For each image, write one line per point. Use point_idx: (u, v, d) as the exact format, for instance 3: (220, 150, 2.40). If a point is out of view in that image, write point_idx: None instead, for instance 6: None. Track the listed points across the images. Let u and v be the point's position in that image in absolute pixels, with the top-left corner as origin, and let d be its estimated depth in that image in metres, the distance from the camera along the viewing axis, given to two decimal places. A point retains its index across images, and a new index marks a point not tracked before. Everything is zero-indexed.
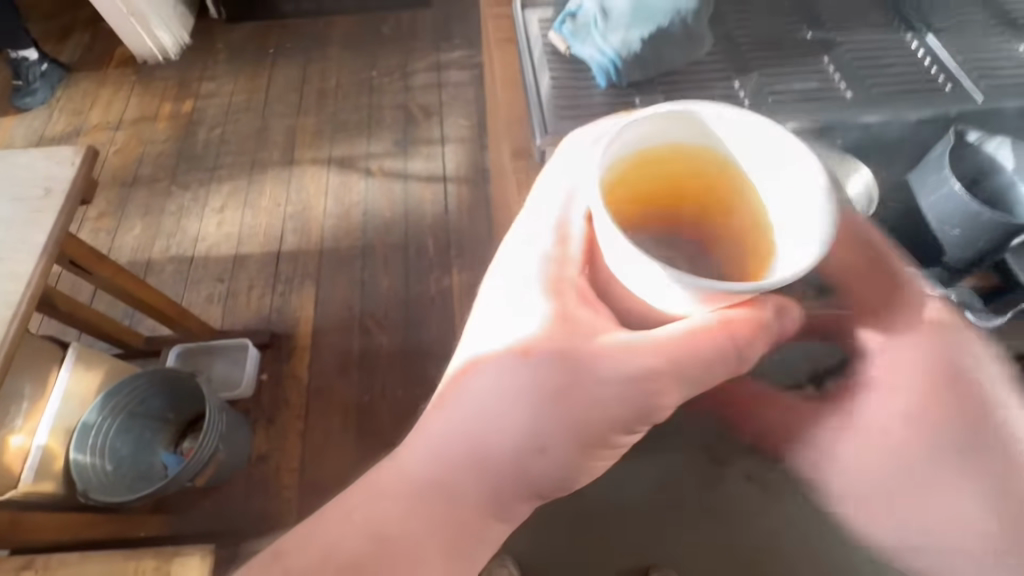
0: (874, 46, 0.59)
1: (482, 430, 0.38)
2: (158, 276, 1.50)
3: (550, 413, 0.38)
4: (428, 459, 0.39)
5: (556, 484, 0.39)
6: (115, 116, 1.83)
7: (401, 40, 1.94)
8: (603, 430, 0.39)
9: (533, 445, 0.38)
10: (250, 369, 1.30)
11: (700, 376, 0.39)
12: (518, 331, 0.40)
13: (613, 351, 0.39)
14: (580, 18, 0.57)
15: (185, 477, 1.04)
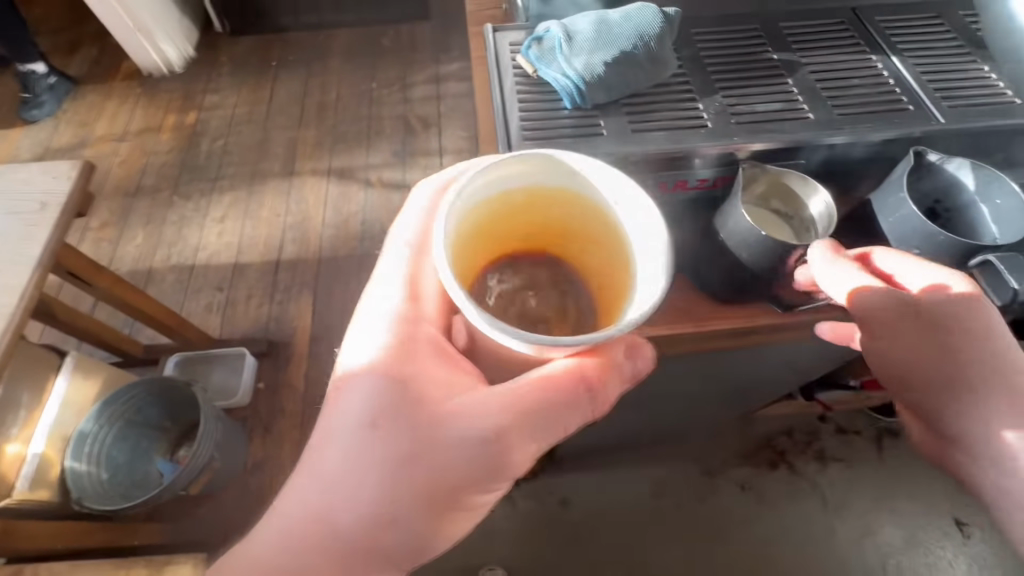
0: (838, 65, 0.55)
1: (342, 484, 0.41)
2: (158, 285, 1.52)
3: (405, 474, 0.41)
4: (287, 536, 0.40)
5: (415, 545, 0.41)
6: (120, 128, 1.86)
7: (402, 52, 1.97)
8: (458, 485, 0.42)
9: (387, 509, 0.41)
10: (247, 378, 1.31)
11: (546, 426, 0.43)
12: (372, 397, 0.42)
13: (463, 409, 0.42)
14: (546, 42, 0.55)
15: (179, 486, 1.04)
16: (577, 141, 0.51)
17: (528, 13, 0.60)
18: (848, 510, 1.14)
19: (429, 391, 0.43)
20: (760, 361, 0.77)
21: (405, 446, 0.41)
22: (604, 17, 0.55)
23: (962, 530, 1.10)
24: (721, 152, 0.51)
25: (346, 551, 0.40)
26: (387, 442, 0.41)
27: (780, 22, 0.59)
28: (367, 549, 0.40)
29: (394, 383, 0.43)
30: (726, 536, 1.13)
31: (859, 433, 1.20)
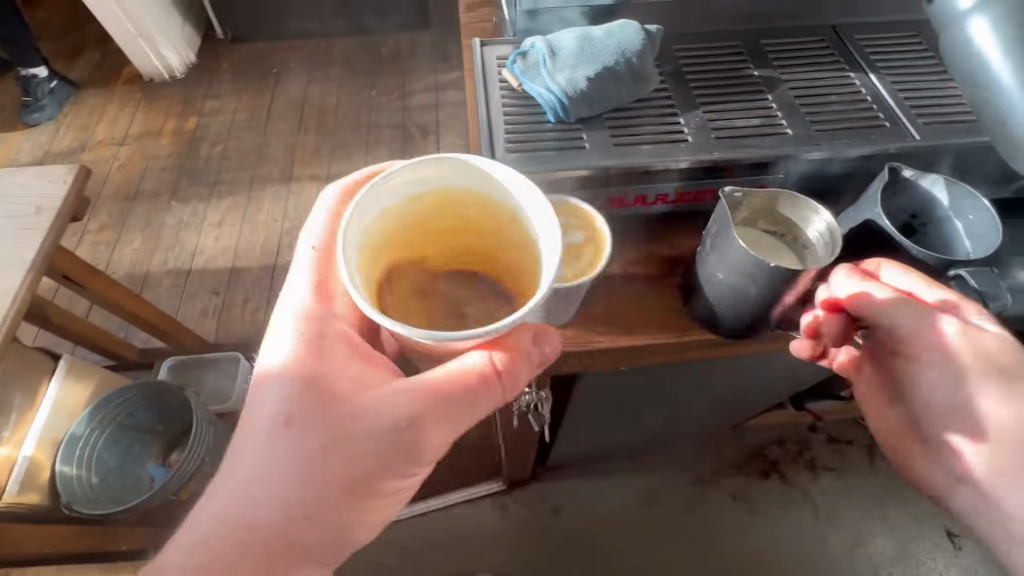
0: (817, 81, 0.56)
1: (258, 486, 0.42)
2: (154, 289, 1.53)
3: (318, 464, 0.42)
4: (210, 534, 0.42)
5: (337, 530, 0.43)
6: (120, 132, 1.88)
7: (402, 61, 1.99)
8: (372, 473, 0.43)
9: (304, 499, 0.42)
10: (242, 382, 1.30)
11: (458, 416, 0.44)
12: (282, 394, 0.43)
13: (372, 400, 0.43)
14: (531, 56, 0.56)
15: (171, 489, 1.04)
16: (560, 154, 0.52)
17: (515, 27, 0.61)
18: (840, 520, 1.14)
19: (339, 386, 0.43)
20: (748, 370, 0.77)
21: (315, 439, 0.42)
22: (588, 32, 0.56)
23: (953, 541, 1.10)
24: (702, 166, 0.52)
25: (268, 542, 0.42)
26: (297, 436, 0.42)
27: (762, 39, 0.60)
28: (285, 541, 0.42)
29: (301, 381, 0.43)
30: (717, 545, 1.13)
31: (851, 443, 1.20)
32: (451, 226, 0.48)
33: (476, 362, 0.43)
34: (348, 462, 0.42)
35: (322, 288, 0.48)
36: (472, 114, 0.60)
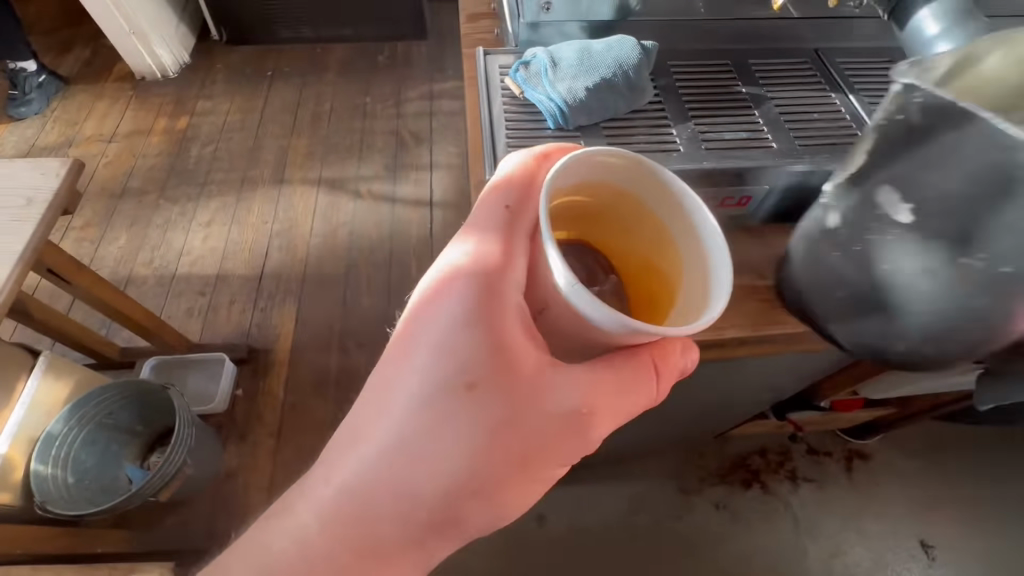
0: (801, 100, 0.59)
1: (414, 455, 0.38)
2: (139, 288, 1.50)
3: (487, 446, 0.39)
4: (351, 492, 0.38)
5: (490, 510, 0.40)
6: (109, 129, 1.86)
7: (397, 69, 2.01)
8: (537, 459, 0.40)
9: (462, 479, 0.38)
10: (226, 384, 1.29)
11: (625, 410, 0.42)
12: (459, 361, 0.39)
13: (552, 385, 0.40)
14: (533, 65, 0.58)
15: (149, 491, 1.02)
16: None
17: (518, 39, 0.63)
18: (819, 531, 1.16)
19: (520, 363, 0.39)
20: (733, 379, 0.79)
21: (489, 419, 0.39)
22: (588, 46, 0.58)
23: (927, 552, 1.13)
24: (692, 175, 0.54)
25: (415, 515, 0.38)
26: (470, 412, 0.39)
27: (749, 60, 0.62)
28: (433, 514, 0.39)
29: (477, 346, 0.39)
30: (700, 555, 1.14)
31: (830, 454, 1.23)
32: (616, 215, 0.43)
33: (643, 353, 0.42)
34: (517, 447, 0.39)
35: (495, 245, 0.42)
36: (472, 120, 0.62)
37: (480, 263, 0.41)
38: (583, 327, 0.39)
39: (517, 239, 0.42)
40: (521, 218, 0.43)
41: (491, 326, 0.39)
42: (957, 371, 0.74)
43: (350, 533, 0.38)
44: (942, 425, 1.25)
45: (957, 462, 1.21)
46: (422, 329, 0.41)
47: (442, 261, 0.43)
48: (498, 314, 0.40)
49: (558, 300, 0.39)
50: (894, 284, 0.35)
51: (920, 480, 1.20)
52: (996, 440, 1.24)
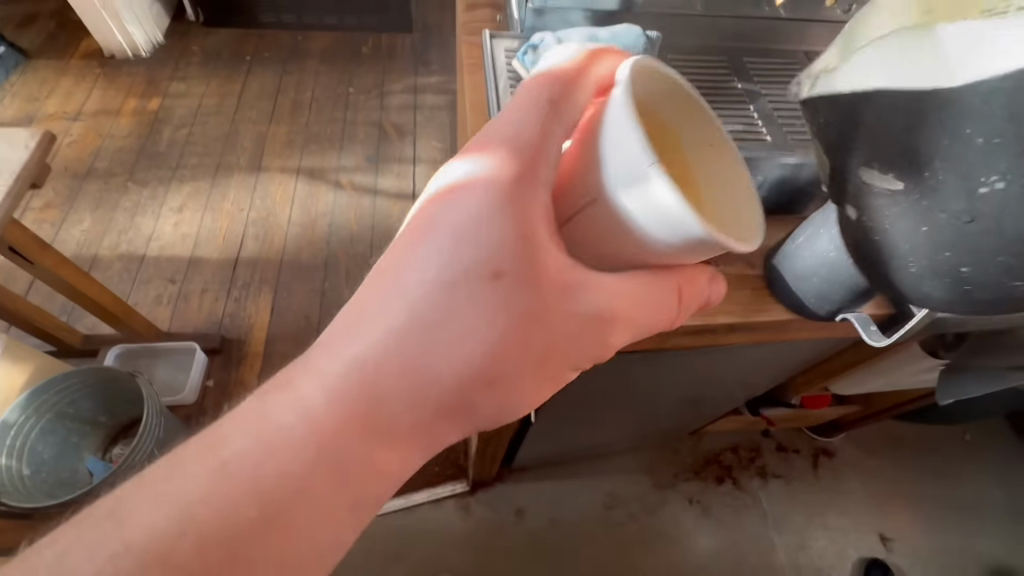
0: (793, 98, 0.59)
1: (424, 342, 0.32)
2: (103, 273, 1.44)
3: (508, 341, 0.34)
4: (346, 375, 0.31)
5: (499, 412, 0.36)
6: (74, 107, 1.77)
7: (380, 60, 1.99)
8: (555, 360, 0.36)
9: (476, 374, 0.33)
10: (196, 375, 1.25)
11: (646, 320, 0.39)
12: (487, 243, 0.33)
13: (581, 281, 0.36)
14: (541, 50, 0.55)
15: (114, 483, 0.98)
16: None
17: (524, 24, 0.63)
18: (786, 524, 1.20)
19: (546, 257, 0.34)
20: (715, 373, 0.81)
21: (514, 307, 0.33)
22: (595, 35, 0.56)
23: (885, 543, 1.19)
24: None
25: (420, 414, 0.32)
26: (496, 300, 0.33)
27: (745, 58, 0.63)
28: (440, 411, 0.33)
29: (506, 222, 0.33)
30: (674, 547, 1.16)
31: (797, 451, 1.28)
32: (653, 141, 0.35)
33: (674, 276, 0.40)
34: (540, 338, 0.35)
35: (535, 122, 0.35)
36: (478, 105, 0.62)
37: (516, 150, 0.34)
38: (629, 221, 0.34)
39: (560, 122, 0.35)
40: (565, 114, 0.35)
41: (522, 212, 0.34)
42: (923, 368, 0.77)
43: (345, 430, 0.31)
44: (901, 424, 1.31)
45: (914, 459, 1.28)
46: (442, 204, 0.34)
47: (458, 158, 0.36)
48: (532, 194, 0.34)
49: (605, 193, 0.34)
50: (937, 226, 0.32)
51: (880, 476, 1.26)
52: (949, 439, 1.31)
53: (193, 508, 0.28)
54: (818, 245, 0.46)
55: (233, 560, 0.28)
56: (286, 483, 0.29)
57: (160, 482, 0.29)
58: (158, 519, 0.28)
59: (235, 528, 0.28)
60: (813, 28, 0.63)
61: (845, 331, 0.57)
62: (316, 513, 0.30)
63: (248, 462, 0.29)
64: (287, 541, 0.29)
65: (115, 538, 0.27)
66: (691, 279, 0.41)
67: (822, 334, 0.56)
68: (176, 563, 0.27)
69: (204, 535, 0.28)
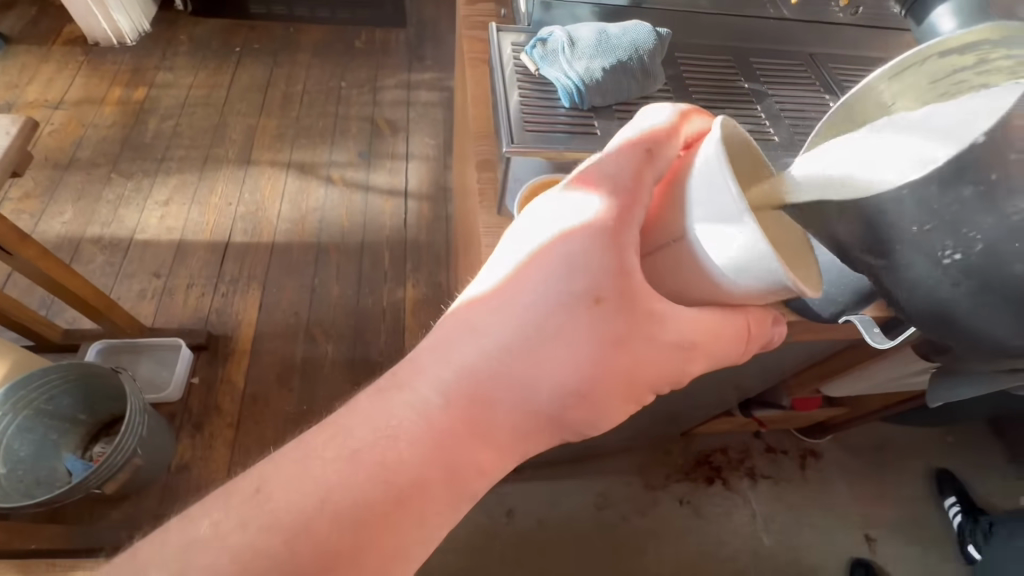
0: (799, 99, 0.59)
1: (526, 360, 0.34)
2: (85, 265, 1.40)
3: (599, 366, 0.35)
4: (457, 382, 0.34)
5: (585, 427, 0.37)
6: (56, 95, 1.73)
7: (374, 55, 1.96)
8: (638, 386, 0.37)
9: (571, 392, 0.35)
10: (181, 372, 1.22)
11: (727, 352, 0.39)
12: (588, 273, 0.34)
13: (670, 313, 0.36)
14: (550, 43, 0.56)
15: (93, 483, 0.95)
16: (569, 138, 0.52)
17: (530, 18, 0.62)
18: (775, 524, 1.21)
19: (642, 286, 0.35)
20: (712, 374, 0.81)
21: (607, 331, 0.34)
22: (605, 29, 0.57)
23: (870, 544, 1.20)
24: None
25: (518, 425, 0.35)
26: (593, 326, 0.34)
27: (751, 57, 0.63)
28: (533, 421, 0.35)
29: (606, 252, 0.34)
30: (665, 548, 1.16)
31: (786, 452, 1.29)
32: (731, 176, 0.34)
33: (750, 313, 0.39)
34: (628, 362, 0.35)
35: (635, 163, 0.36)
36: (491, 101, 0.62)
37: (618, 185, 0.36)
38: (711, 263, 0.35)
39: (657, 166, 0.37)
40: (663, 157, 0.37)
41: (623, 245, 0.34)
42: (916, 370, 0.78)
43: (455, 430, 0.34)
44: (888, 426, 1.33)
45: (900, 461, 1.30)
46: (547, 231, 0.36)
47: (564, 190, 0.37)
48: (631, 228, 0.35)
49: (694, 234, 0.35)
50: (940, 281, 0.31)
51: (866, 477, 1.27)
52: (933, 442, 1.33)
53: (327, 489, 0.31)
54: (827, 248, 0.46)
55: (358, 537, 0.31)
56: (404, 478, 0.32)
57: (291, 463, 0.32)
58: (296, 497, 0.31)
59: (365, 509, 0.31)
60: (819, 30, 0.63)
61: (847, 332, 0.57)
62: (425, 508, 0.33)
63: (376, 454, 0.32)
64: (401, 530, 0.32)
65: (259, 510, 0.31)
66: (763, 315, 0.41)
67: (824, 335, 0.56)
68: (313, 535, 0.30)
69: (339, 512, 0.31)
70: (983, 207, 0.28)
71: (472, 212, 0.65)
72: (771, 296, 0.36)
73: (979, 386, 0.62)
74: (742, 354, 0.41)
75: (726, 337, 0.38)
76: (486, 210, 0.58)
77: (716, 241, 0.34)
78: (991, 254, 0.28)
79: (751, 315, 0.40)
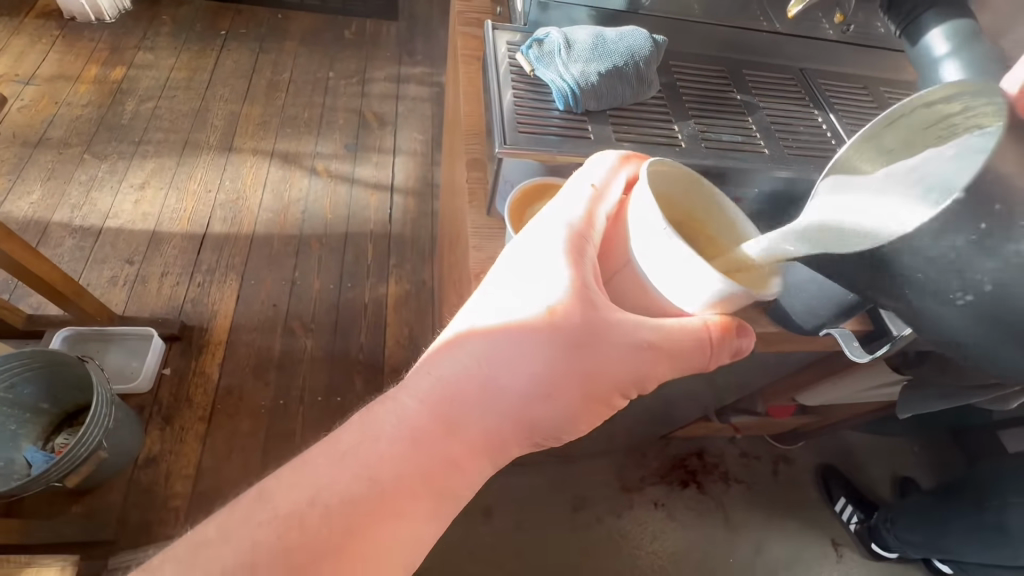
0: (788, 113, 0.59)
1: (490, 366, 0.36)
2: (53, 249, 1.34)
3: (559, 367, 0.37)
4: (436, 388, 0.36)
5: (557, 428, 0.38)
6: (27, 70, 1.66)
7: (363, 47, 1.93)
8: (600, 388, 0.38)
9: (533, 392, 0.37)
10: (152, 362, 1.18)
11: (693, 357, 0.39)
12: (543, 286, 0.37)
13: (625, 318, 0.38)
14: (546, 45, 0.56)
15: (55, 475, 0.91)
16: (562, 141, 0.51)
17: (526, 17, 0.62)
18: (747, 529, 1.22)
19: (594, 296, 0.38)
20: (692, 379, 0.82)
21: (563, 334, 0.36)
22: (601, 33, 0.57)
23: (836, 549, 1.22)
24: (689, 170, 0.53)
25: (488, 427, 0.36)
26: (551, 331, 0.36)
27: (743, 69, 0.63)
28: (504, 426, 0.37)
29: (559, 267, 0.38)
30: (639, 550, 1.17)
31: (759, 457, 1.31)
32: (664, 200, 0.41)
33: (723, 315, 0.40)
34: (586, 363, 0.37)
35: (585, 197, 0.41)
36: (484, 99, 0.62)
37: (569, 217, 0.40)
38: (645, 280, 0.39)
39: (604, 199, 0.42)
40: (607, 197, 0.42)
41: (573, 262, 0.38)
42: (888, 383, 0.80)
43: (432, 431, 0.35)
44: (858, 435, 1.37)
45: (869, 469, 1.33)
46: (510, 257, 0.40)
47: (528, 225, 0.42)
48: (582, 251, 0.39)
49: (635, 258, 0.39)
50: (965, 321, 0.29)
51: None
52: (900, 450, 1.37)
53: (320, 485, 0.32)
54: (806, 263, 0.46)
55: (349, 531, 0.31)
56: (388, 477, 0.33)
57: (285, 472, 0.33)
58: (295, 495, 0.32)
59: (352, 505, 0.32)
60: (809, 45, 0.64)
61: (825, 344, 0.58)
62: (409, 506, 0.33)
63: (361, 456, 0.33)
64: (387, 528, 0.32)
65: (257, 508, 0.31)
66: (737, 322, 0.41)
67: (803, 346, 0.57)
68: (304, 529, 0.31)
69: (329, 508, 0.31)
70: (986, 253, 0.26)
71: (460, 211, 0.64)
72: (724, 300, 0.38)
73: (947, 400, 0.63)
74: (715, 360, 0.41)
75: (694, 340, 0.39)
76: (474, 211, 0.58)
77: (656, 262, 0.38)
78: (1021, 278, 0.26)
79: (725, 318, 0.40)
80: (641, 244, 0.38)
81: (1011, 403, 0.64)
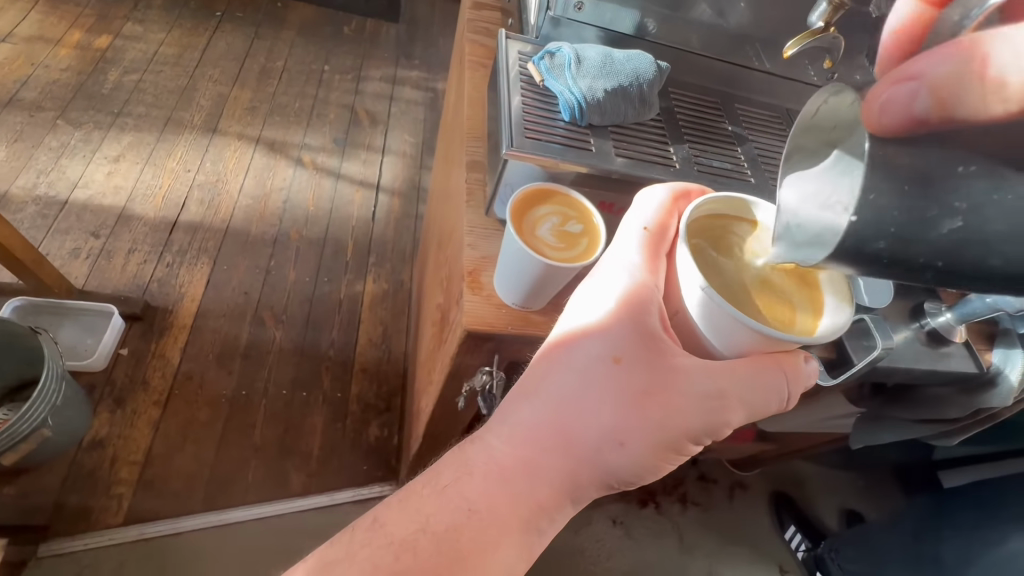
0: (773, 148, 0.63)
1: (567, 413, 0.40)
2: (13, 213, 1.28)
3: (636, 417, 0.39)
4: (517, 437, 0.40)
5: (635, 473, 0.40)
6: (5, 28, 1.60)
7: (362, 44, 1.94)
8: (675, 436, 0.40)
9: (610, 438, 0.39)
10: (109, 341, 1.13)
11: (759, 400, 0.42)
12: (612, 339, 0.41)
13: (690, 367, 0.41)
14: (557, 57, 0.58)
15: None
16: (566, 151, 0.53)
17: (538, 31, 0.64)
18: (700, 552, 1.25)
19: (661, 346, 0.41)
20: None
21: (636, 383, 0.40)
22: (609, 53, 0.59)
23: None
24: None
25: (566, 470, 0.39)
26: (622, 380, 0.40)
27: (736, 103, 0.67)
28: (583, 469, 0.39)
29: (626, 322, 0.41)
30: (595, 566, 1.17)
31: (716, 481, 1.34)
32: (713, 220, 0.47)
33: (780, 360, 0.43)
34: (659, 409, 0.40)
35: (645, 247, 0.45)
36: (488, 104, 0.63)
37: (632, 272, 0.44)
38: (695, 327, 0.43)
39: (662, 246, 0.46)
40: (659, 238, 0.46)
41: (640, 316, 0.42)
42: (843, 414, 0.84)
43: (518, 473, 0.39)
44: (810, 467, 1.42)
45: (820, 500, 1.38)
46: (580, 309, 0.44)
47: (594, 277, 0.46)
48: (648, 304, 0.42)
49: (686, 303, 0.43)
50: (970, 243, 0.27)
51: None
52: (848, 483, 1.42)
53: (428, 513, 0.37)
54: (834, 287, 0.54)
55: (457, 555, 0.35)
56: (484, 506, 0.37)
57: (397, 499, 0.39)
58: (405, 522, 0.37)
59: (455, 533, 0.36)
60: (796, 88, 0.68)
61: None
62: (501, 535, 0.37)
63: (459, 489, 0.38)
64: (483, 558, 0.36)
65: (375, 535, 0.36)
66: (794, 357, 0.44)
67: None
68: (417, 553, 0.35)
69: (437, 532, 0.36)
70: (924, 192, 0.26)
71: (455, 211, 0.65)
72: (769, 343, 0.41)
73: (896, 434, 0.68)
74: (779, 400, 0.44)
75: (760, 387, 0.42)
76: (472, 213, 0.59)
77: (701, 308, 0.41)
78: (971, 243, 0.26)
79: (782, 362, 0.43)
80: (688, 290, 0.42)
81: (952, 439, 0.68)
